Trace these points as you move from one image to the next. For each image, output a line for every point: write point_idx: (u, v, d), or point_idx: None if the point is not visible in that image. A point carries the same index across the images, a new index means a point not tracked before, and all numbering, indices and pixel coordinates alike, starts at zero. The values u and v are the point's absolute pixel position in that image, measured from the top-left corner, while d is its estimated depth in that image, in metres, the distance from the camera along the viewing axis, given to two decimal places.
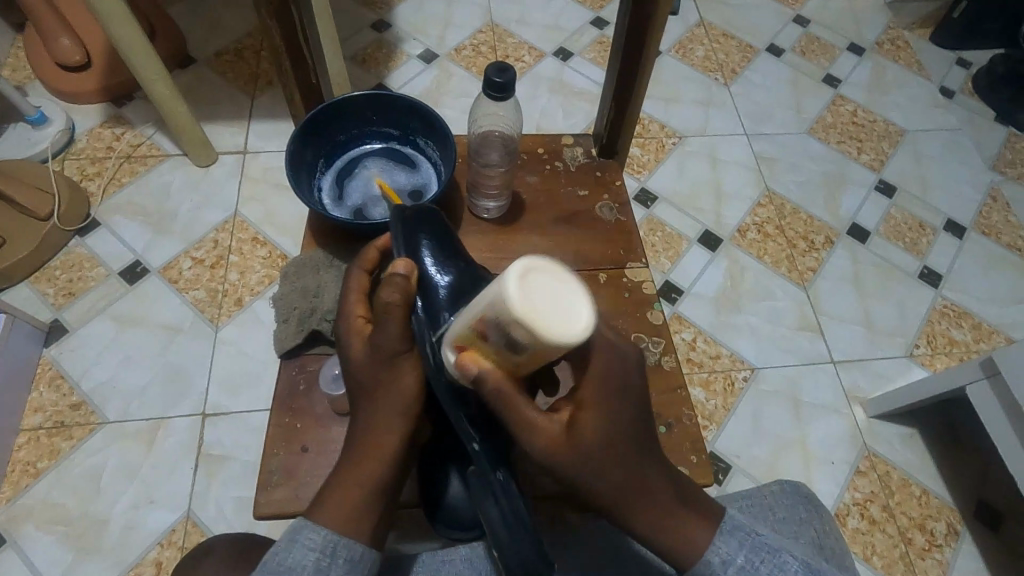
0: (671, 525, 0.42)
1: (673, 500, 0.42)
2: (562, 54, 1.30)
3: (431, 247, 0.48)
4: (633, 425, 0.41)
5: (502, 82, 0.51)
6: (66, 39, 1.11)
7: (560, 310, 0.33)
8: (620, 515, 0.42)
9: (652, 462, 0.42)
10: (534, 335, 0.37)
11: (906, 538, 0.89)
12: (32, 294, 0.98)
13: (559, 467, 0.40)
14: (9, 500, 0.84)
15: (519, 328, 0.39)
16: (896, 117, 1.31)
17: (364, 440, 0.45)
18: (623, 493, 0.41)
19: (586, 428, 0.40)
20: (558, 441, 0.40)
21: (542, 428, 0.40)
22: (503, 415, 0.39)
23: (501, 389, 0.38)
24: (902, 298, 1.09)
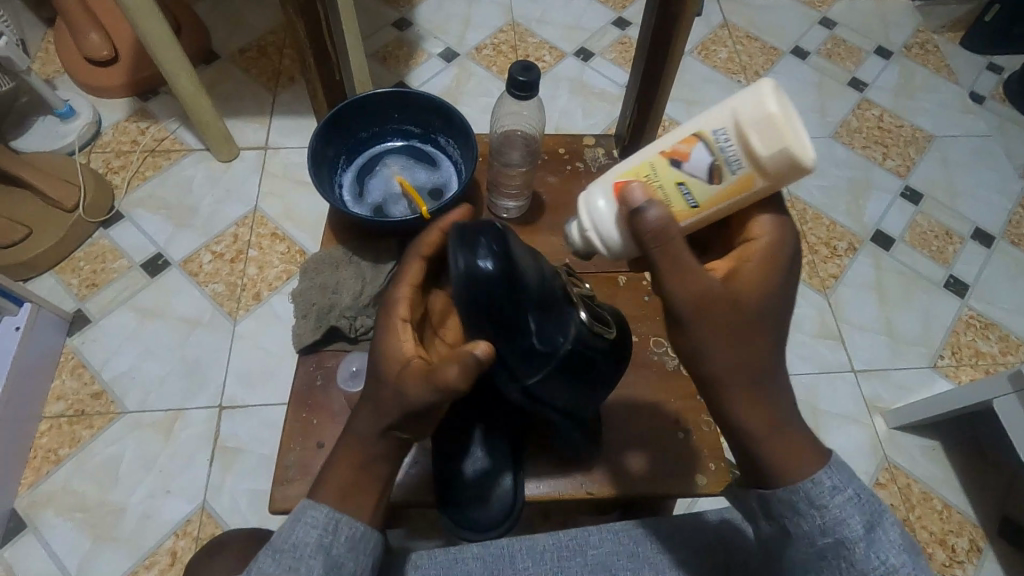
0: (789, 445, 0.39)
1: (795, 423, 0.39)
2: (582, 55, 1.30)
3: (490, 279, 0.40)
4: (781, 305, 0.40)
5: (526, 81, 0.50)
6: (94, 34, 1.13)
7: (788, 127, 0.38)
8: (731, 407, 0.39)
9: (780, 363, 0.40)
10: (731, 172, 0.41)
11: (926, 553, 0.87)
12: (57, 284, 1.00)
13: (700, 320, 0.38)
14: (31, 486, 0.86)
15: (695, 180, 0.42)
16: (923, 122, 1.28)
17: (354, 436, 0.43)
18: (750, 377, 0.39)
19: (738, 288, 0.39)
20: (708, 293, 0.38)
21: (700, 275, 0.38)
22: (661, 259, 0.38)
23: (667, 217, 0.38)
24: (926, 308, 1.07)
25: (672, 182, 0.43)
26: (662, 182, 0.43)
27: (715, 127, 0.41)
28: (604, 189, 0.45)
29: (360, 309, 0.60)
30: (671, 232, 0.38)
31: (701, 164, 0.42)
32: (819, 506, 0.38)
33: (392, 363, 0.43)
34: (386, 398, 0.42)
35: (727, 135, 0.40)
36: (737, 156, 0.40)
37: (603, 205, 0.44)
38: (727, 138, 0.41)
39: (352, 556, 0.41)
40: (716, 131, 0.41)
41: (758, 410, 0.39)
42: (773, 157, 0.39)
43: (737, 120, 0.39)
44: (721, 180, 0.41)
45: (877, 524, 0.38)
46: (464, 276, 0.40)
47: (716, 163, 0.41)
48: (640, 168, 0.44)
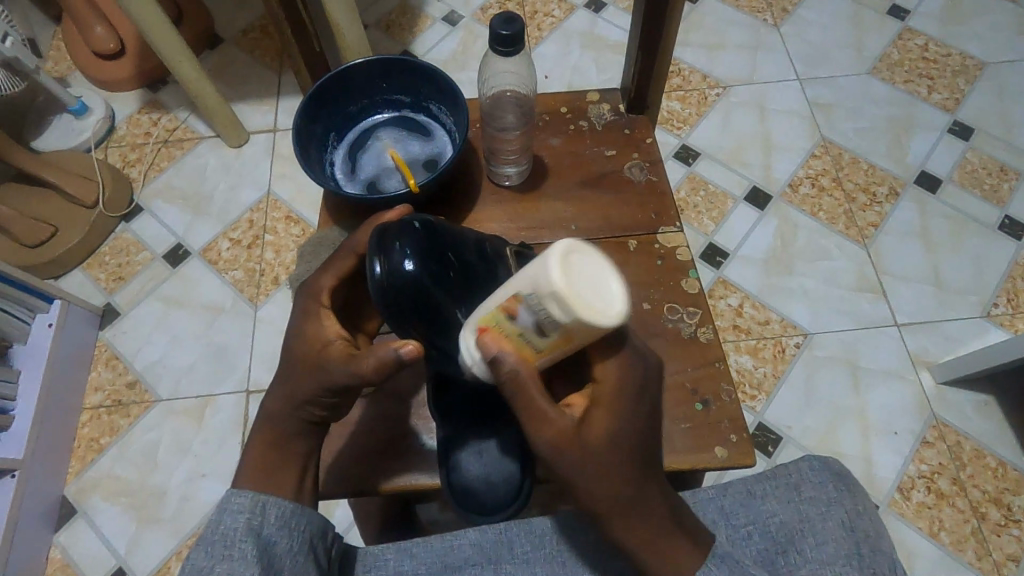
0: (673, 554, 0.37)
1: (674, 533, 0.38)
2: (594, 6, 1.22)
3: (411, 280, 0.44)
4: (645, 431, 0.40)
5: (510, 35, 0.46)
6: (99, 27, 1.13)
7: (586, 294, 0.34)
8: (617, 530, 0.38)
9: (657, 481, 0.39)
10: (551, 330, 0.36)
11: (979, 513, 0.82)
12: (86, 279, 1.03)
13: (562, 466, 0.38)
14: (78, 474, 0.90)
15: (530, 333, 0.38)
16: (974, 49, 1.16)
17: (267, 413, 0.46)
18: (626, 505, 0.38)
19: (595, 423, 0.39)
20: (563, 436, 0.38)
21: (552, 419, 0.38)
22: (519, 410, 0.38)
23: (516, 373, 0.38)
24: (978, 253, 0.99)
25: (514, 334, 0.38)
26: (506, 334, 0.39)
27: (527, 289, 0.36)
28: (467, 333, 0.41)
29: None
30: (519, 379, 0.38)
31: (529, 320, 0.37)
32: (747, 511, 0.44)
33: (300, 345, 0.46)
34: (295, 379, 0.45)
35: (535, 299, 0.36)
36: (550, 317, 0.36)
37: (466, 348, 0.41)
38: (537, 303, 0.36)
39: (287, 533, 0.41)
40: (528, 293, 0.36)
41: (640, 534, 0.38)
42: (576, 323, 0.35)
43: (540, 289, 0.35)
44: (548, 335, 0.37)
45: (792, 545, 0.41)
46: (382, 279, 0.44)
47: (540, 321, 0.37)
48: (488, 317, 0.40)
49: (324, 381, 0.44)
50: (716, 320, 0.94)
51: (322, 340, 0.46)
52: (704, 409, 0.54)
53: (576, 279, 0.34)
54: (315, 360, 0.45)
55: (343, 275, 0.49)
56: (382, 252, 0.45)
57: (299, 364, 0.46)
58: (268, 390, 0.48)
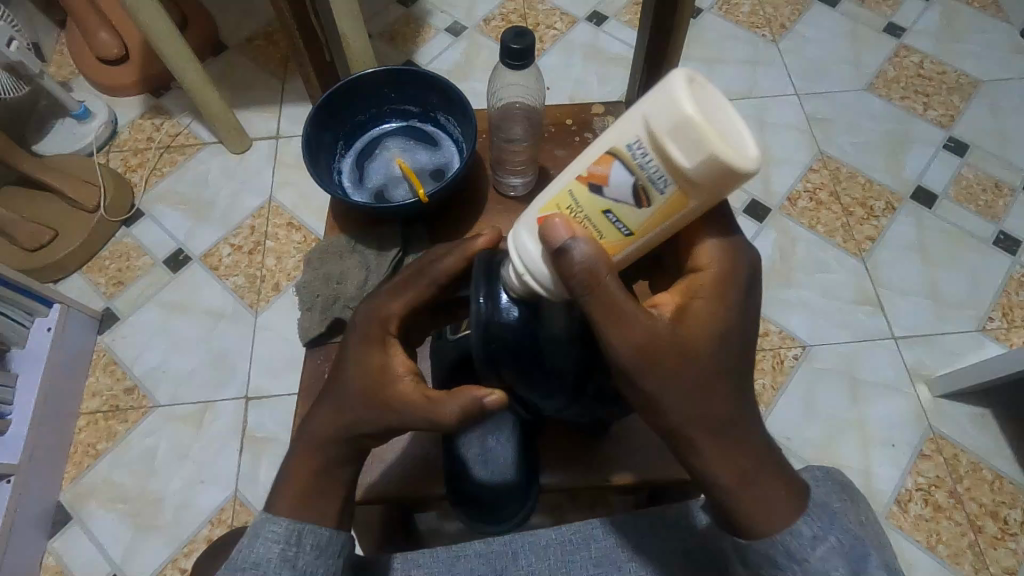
0: (761, 481, 0.38)
1: (765, 467, 0.38)
2: (596, 19, 1.24)
3: (517, 329, 0.42)
4: (736, 344, 0.39)
5: (520, 49, 0.47)
6: (104, 32, 1.13)
7: (724, 128, 0.30)
8: (701, 450, 0.38)
9: (750, 401, 0.39)
10: (659, 191, 0.33)
11: (976, 526, 0.83)
12: (85, 284, 1.03)
13: (645, 376, 0.36)
14: (74, 480, 0.89)
15: (621, 208, 0.35)
16: (968, 66, 1.19)
17: (314, 440, 0.41)
18: (716, 422, 0.37)
19: (681, 333, 0.37)
20: (647, 346, 0.36)
21: (636, 323, 0.36)
22: (597, 311, 0.35)
23: (594, 260, 0.34)
24: (974, 268, 1.00)
25: (599, 211, 0.36)
26: (582, 213, 0.36)
27: (628, 139, 0.33)
28: (522, 230, 0.38)
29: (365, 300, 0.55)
30: (598, 271, 0.35)
31: (625, 186, 0.34)
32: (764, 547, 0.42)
33: (361, 371, 0.41)
34: (354, 408, 0.40)
35: (644, 147, 0.32)
36: (663, 171, 0.32)
37: (518, 244, 0.38)
38: (645, 152, 0.32)
39: (320, 563, 0.40)
40: (632, 144, 0.33)
41: (728, 461, 0.37)
42: (707, 170, 0.30)
43: (654, 131, 0.31)
44: (650, 203, 0.34)
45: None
46: (482, 317, 0.42)
47: (639, 183, 0.33)
48: (556, 201, 0.37)
49: (396, 420, 0.40)
50: None
51: (391, 369, 0.41)
52: None
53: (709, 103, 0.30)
54: (384, 392, 0.40)
55: (418, 302, 0.44)
56: (488, 301, 0.42)
57: (361, 392, 0.40)
58: (313, 411, 0.42)
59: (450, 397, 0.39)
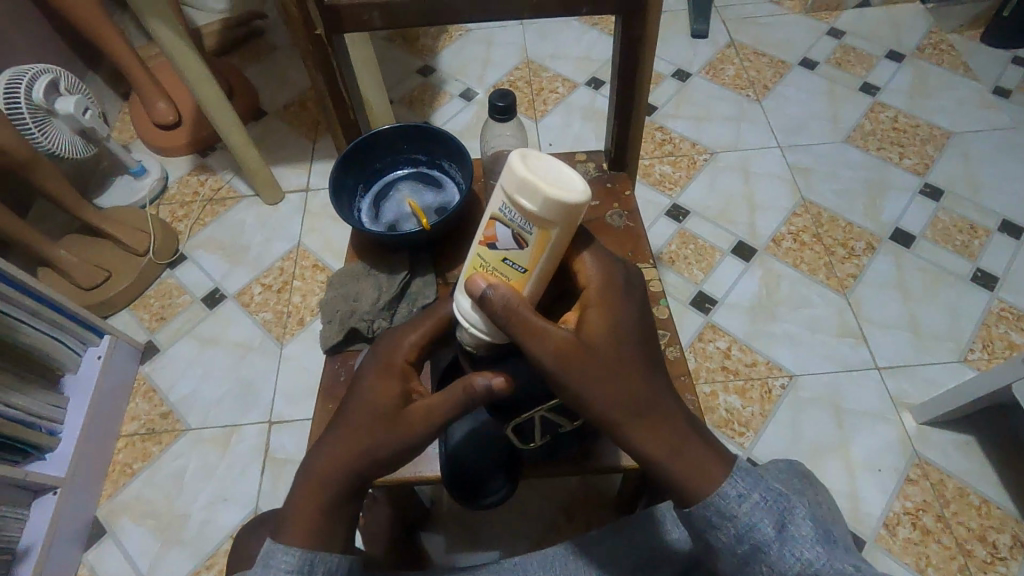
0: (698, 464, 0.42)
1: (693, 438, 0.43)
2: (594, 84, 1.38)
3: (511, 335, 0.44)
4: (632, 344, 0.43)
5: (504, 105, 0.58)
6: (162, 102, 1.30)
7: (551, 177, 0.38)
8: (634, 438, 0.42)
9: (664, 380, 0.43)
10: (529, 235, 0.40)
11: (965, 549, 0.85)
12: (131, 319, 1.14)
13: (571, 376, 0.41)
14: (110, 497, 0.97)
15: (512, 253, 0.41)
16: (939, 119, 1.28)
17: (328, 475, 0.43)
18: (638, 409, 0.41)
19: (588, 331, 0.42)
20: (567, 346, 0.41)
21: (547, 335, 0.40)
22: (516, 333, 0.40)
23: (508, 301, 0.40)
24: (952, 303, 1.06)
25: (499, 262, 0.42)
26: (491, 266, 0.42)
27: (500, 205, 0.40)
28: (459, 292, 0.45)
29: (377, 313, 0.63)
30: (513, 303, 0.40)
31: (508, 238, 0.41)
32: (730, 517, 0.41)
33: (376, 399, 0.44)
34: (377, 433, 0.43)
35: (509, 206, 0.40)
36: (525, 218, 0.39)
37: (462, 307, 0.44)
38: (511, 209, 0.40)
39: None
40: (502, 208, 0.40)
41: (661, 439, 0.42)
42: (555, 212, 0.38)
43: (508, 189, 0.39)
44: (527, 244, 0.41)
45: (788, 521, 0.41)
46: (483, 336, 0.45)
47: (516, 233, 0.41)
48: (472, 264, 0.44)
49: (409, 439, 0.43)
50: (705, 362, 1.01)
51: (407, 396, 0.45)
52: None
53: (538, 174, 0.38)
54: (402, 415, 0.44)
55: (431, 337, 0.48)
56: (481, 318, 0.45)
57: (377, 418, 0.44)
58: (321, 446, 0.44)
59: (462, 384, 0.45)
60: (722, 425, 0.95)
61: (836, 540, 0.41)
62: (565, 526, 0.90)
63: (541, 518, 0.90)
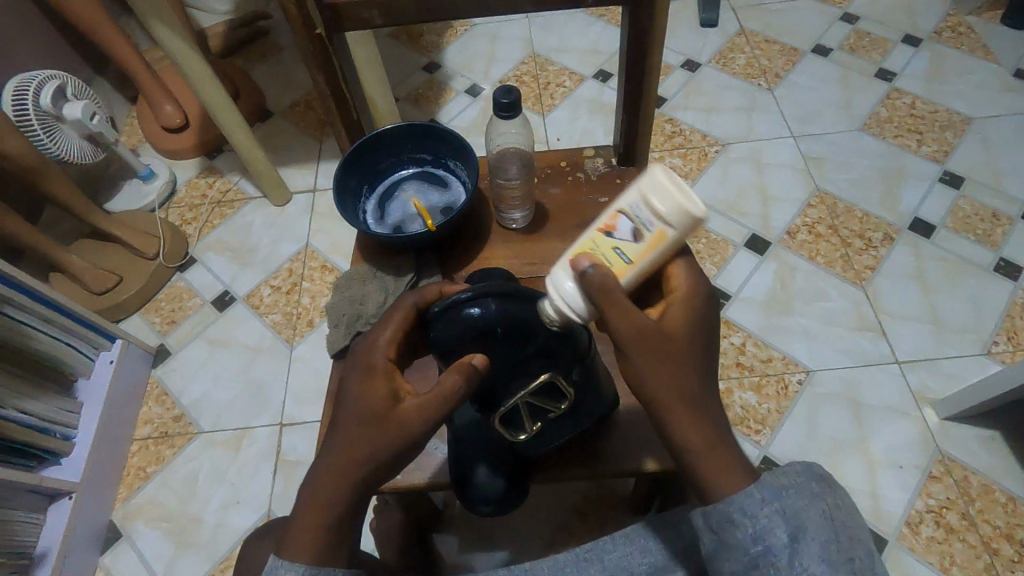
0: (730, 469, 0.41)
1: (731, 444, 0.41)
2: (601, 76, 1.36)
3: (475, 326, 0.46)
4: (705, 346, 0.43)
5: (508, 102, 0.56)
6: (168, 105, 1.30)
7: (684, 189, 0.41)
8: (678, 432, 0.41)
9: (716, 386, 0.43)
10: (648, 231, 0.43)
11: (991, 548, 0.83)
12: (143, 323, 1.15)
13: (639, 359, 0.41)
14: (125, 500, 0.97)
15: (625, 244, 0.44)
16: (959, 105, 1.25)
17: (329, 489, 0.41)
18: (691, 405, 0.41)
19: (668, 325, 0.43)
20: (645, 332, 0.41)
21: (632, 317, 0.41)
22: (605, 307, 0.41)
23: (607, 280, 0.41)
24: (975, 293, 1.03)
25: (609, 249, 0.44)
26: (600, 250, 0.44)
27: (630, 199, 0.44)
28: (558, 267, 0.45)
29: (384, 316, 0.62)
30: (612, 284, 0.41)
31: (627, 230, 0.44)
32: (750, 516, 0.39)
33: (365, 404, 0.42)
34: (371, 435, 0.41)
35: (639, 202, 0.43)
36: (651, 215, 0.42)
37: (557, 280, 0.45)
38: (640, 205, 0.43)
39: None
40: (631, 203, 0.44)
41: (701, 438, 0.40)
42: (679, 217, 0.42)
43: (645, 188, 0.42)
44: (643, 239, 0.43)
45: (801, 536, 0.39)
46: (457, 325, 0.46)
47: (636, 227, 0.43)
48: (581, 246, 0.46)
49: (404, 434, 0.42)
50: (719, 358, 0.99)
51: (395, 395, 0.43)
52: None
53: (672, 182, 0.41)
54: (394, 415, 0.42)
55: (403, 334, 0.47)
56: (446, 312, 0.46)
57: (369, 422, 0.42)
58: (317, 462, 0.42)
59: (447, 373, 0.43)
60: (737, 423, 0.93)
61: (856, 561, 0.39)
62: (579, 528, 0.88)
63: (553, 520, 0.89)
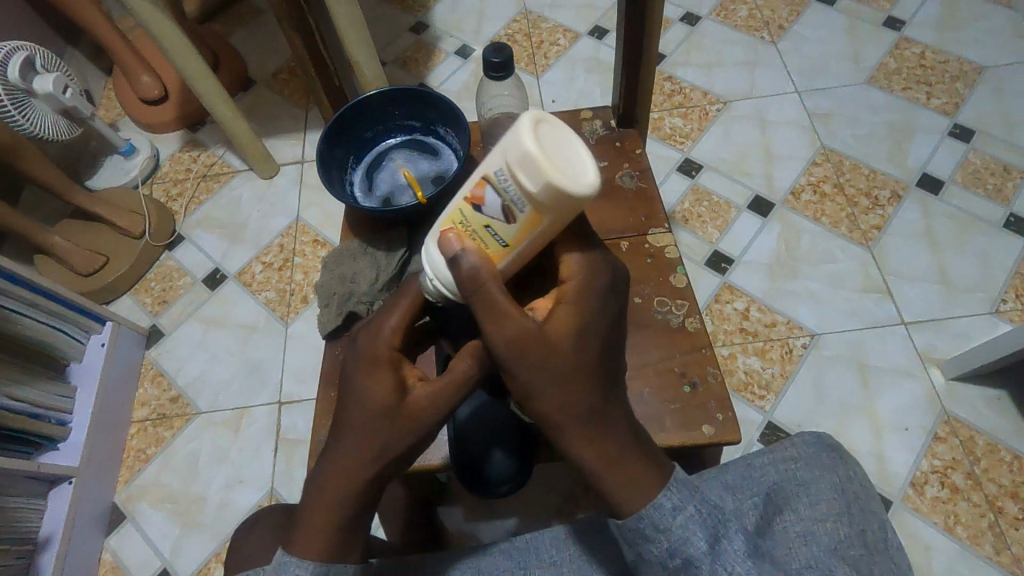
0: (632, 477, 0.39)
1: (630, 452, 0.39)
2: (597, 33, 1.30)
3: None
4: (603, 344, 0.40)
5: (500, 62, 0.53)
6: (145, 76, 1.24)
7: (562, 161, 0.35)
8: (567, 440, 0.39)
9: (614, 394, 0.40)
10: (520, 211, 0.38)
11: (995, 507, 0.83)
12: (133, 304, 1.12)
13: (515, 362, 0.38)
14: (127, 482, 0.97)
15: (497, 223, 0.39)
16: (970, 53, 1.19)
17: (341, 486, 0.41)
18: (580, 416, 0.39)
19: (554, 326, 0.39)
20: (525, 335, 0.38)
21: (510, 320, 0.38)
22: (479, 307, 0.38)
23: (476, 271, 0.38)
24: (984, 251, 1.00)
25: (482, 227, 0.40)
26: (472, 228, 0.40)
27: (497, 167, 0.37)
28: (431, 242, 0.42)
29: (377, 294, 0.60)
30: (483, 277, 0.38)
31: (496, 205, 0.39)
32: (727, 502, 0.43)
33: (375, 397, 0.41)
34: (382, 429, 0.41)
35: (506, 174, 0.37)
36: (521, 193, 0.37)
37: (429, 255, 0.42)
38: (506, 178, 0.37)
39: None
40: (497, 171, 0.37)
41: (593, 446, 0.39)
42: (552, 197, 0.36)
43: (510, 158, 0.36)
44: (516, 220, 0.38)
45: (722, 536, 0.38)
46: None
47: (506, 204, 0.38)
48: (451, 216, 0.42)
49: (418, 426, 0.41)
50: (723, 324, 0.97)
51: (404, 385, 0.42)
52: (692, 391, 0.58)
53: (547, 150, 0.35)
54: (406, 407, 0.41)
55: (410, 317, 0.45)
56: (459, 293, 0.47)
57: (380, 417, 0.41)
58: (331, 458, 0.41)
59: (460, 359, 0.43)
60: (741, 389, 0.92)
61: (841, 553, 0.39)
62: (584, 498, 0.88)
63: (559, 490, 0.89)
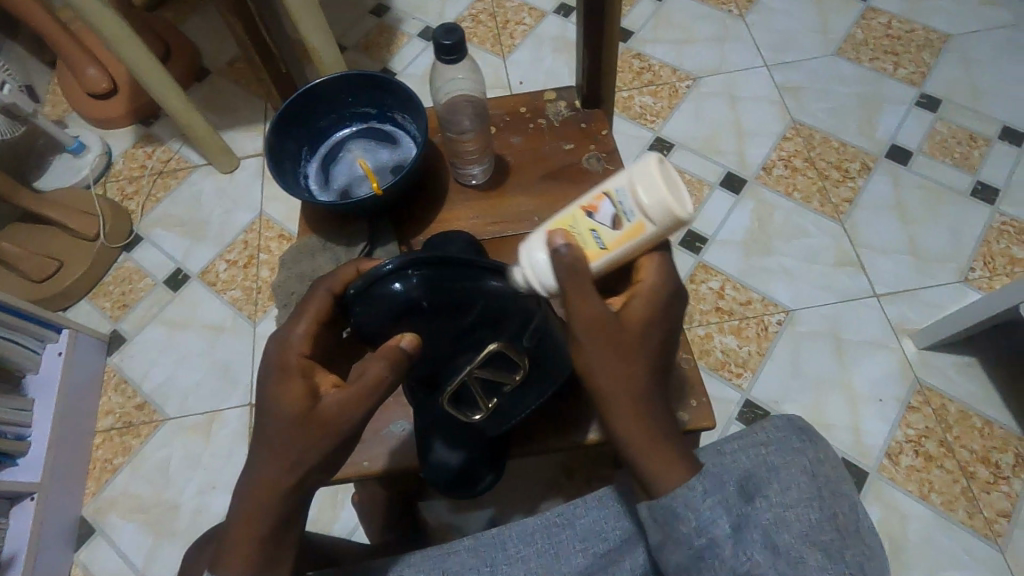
0: (669, 463, 0.40)
1: (674, 441, 0.41)
2: (563, 11, 1.27)
3: (396, 304, 0.44)
4: (662, 341, 0.43)
5: (451, 44, 0.50)
6: (91, 68, 1.18)
7: (675, 187, 0.40)
8: (617, 422, 0.41)
9: (664, 385, 0.43)
10: (629, 220, 0.41)
11: (968, 472, 0.84)
12: (92, 309, 1.08)
13: (582, 341, 0.41)
14: (94, 494, 0.94)
15: (603, 228, 0.42)
16: (936, 22, 1.19)
17: (260, 499, 0.40)
18: (638, 399, 0.41)
19: (626, 317, 0.42)
20: (597, 318, 0.41)
21: (591, 302, 0.41)
22: (565, 288, 0.41)
23: (574, 254, 0.41)
24: (953, 220, 1.01)
25: (587, 232, 0.42)
26: (579, 232, 0.43)
27: (618, 182, 0.42)
28: (533, 243, 0.44)
29: None
30: (575, 265, 0.41)
31: (609, 214, 0.42)
32: (694, 511, 0.39)
33: (284, 408, 0.40)
34: (293, 438, 0.40)
35: (626, 188, 0.41)
36: (636, 205, 0.41)
37: (526, 252, 0.44)
38: (627, 192, 0.41)
39: None
40: (619, 187, 0.41)
41: (641, 431, 0.41)
42: (663, 220, 0.40)
43: (635, 175, 0.40)
44: (621, 228, 0.42)
45: (743, 524, 0.39)
46: (379, 304, 0.44)
47: (619, 214, 0.41)
48: (559, 219, 0.44)
49: (331, 432, 0.40)
50: (699, 304, 0.97)
51: (316, 392, 0.41)
52: (664, 376, 0.58)
53: (670, 174, 0.40)
54: (317, 414, 0.40)
55: (318, 322, 0.45)
56: (365, 293, 0.44)
57: (290, 426, 0.40)
58: (246, 472, 0.40)
59: (372, 360, 0.41)
60: (718, 367, 0.92)
61: (814, 539, 0.38)
62: (566, 486, 0.88)
63: (540, 479, 0.89)
